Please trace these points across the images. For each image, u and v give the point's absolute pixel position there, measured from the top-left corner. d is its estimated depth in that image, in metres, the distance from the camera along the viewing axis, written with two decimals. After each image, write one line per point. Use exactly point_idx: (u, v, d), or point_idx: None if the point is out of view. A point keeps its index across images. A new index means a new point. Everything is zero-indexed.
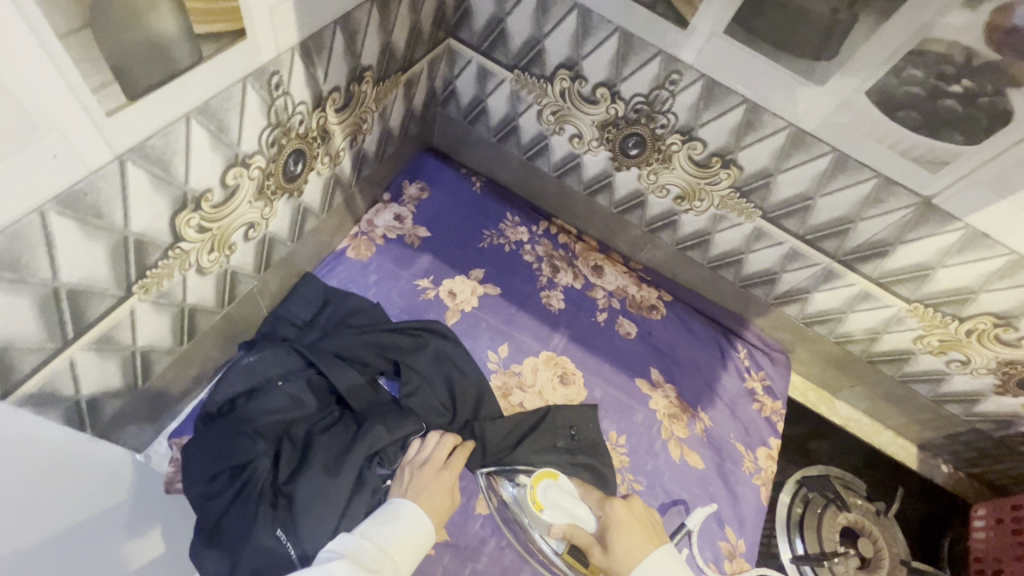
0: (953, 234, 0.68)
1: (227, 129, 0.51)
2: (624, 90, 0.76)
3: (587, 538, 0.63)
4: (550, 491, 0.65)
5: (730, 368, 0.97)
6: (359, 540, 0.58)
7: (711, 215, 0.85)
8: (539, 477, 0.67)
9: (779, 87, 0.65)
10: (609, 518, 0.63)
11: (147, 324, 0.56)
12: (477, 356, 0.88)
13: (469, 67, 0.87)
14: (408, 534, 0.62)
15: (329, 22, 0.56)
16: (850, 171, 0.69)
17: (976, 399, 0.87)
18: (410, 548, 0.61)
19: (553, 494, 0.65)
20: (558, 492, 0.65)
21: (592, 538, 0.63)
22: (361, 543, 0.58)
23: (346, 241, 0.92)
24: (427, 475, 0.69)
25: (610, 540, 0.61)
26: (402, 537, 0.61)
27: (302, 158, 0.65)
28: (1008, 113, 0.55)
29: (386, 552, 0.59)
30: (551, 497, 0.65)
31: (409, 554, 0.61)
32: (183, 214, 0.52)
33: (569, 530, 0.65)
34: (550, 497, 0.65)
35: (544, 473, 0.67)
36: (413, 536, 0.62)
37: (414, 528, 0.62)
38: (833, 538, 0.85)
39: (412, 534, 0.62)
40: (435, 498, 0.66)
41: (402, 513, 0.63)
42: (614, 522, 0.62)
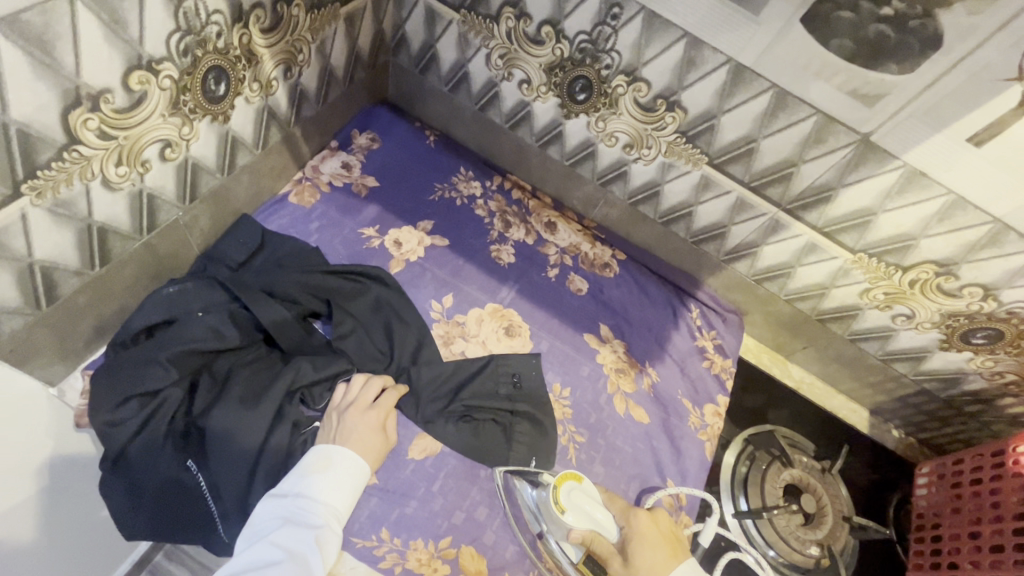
0: (891, 174, 0.67)
1: (126, 22, 0.48)
2: (568, 28, 0.75)
3: (607, 546, 0.63)
4: (573, 493, 0.65)
5: (681, 327, 0.96)
6: (297, 500, 0.57)
7: (660, 164, 0.84)
8: (562, 478, 0.66)
9: (716, 18, 0.64)
10: (634, 529, 0.63)
11: (47, 235, 0.54)
12: (420, 304, 0.86)
13: (417, 9, 0.85)
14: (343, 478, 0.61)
15: None
16: (790, 109, 0.67)
17: (923, 356, 0.86)
18: (345, 492, 0.60)
19: (577, 497, 0.64)
20: (581, 496, 0.65)
21: (613, 547, 0.63)
22: (300, 502, 0.57)
23: (289, 187, 0.89)
24: (353, 416, 0.67)
25: (633, 551, 0.61)
26: (335, 485, 0.60)
27: (225, 78, 0.63)
28: (937, 37, 0.55)
29: (328, 503, 0.58)
30: (575, 502, 0.64)
31: (345, 497, 0.60)
32: (77, 112, 0.49)
33: (589, 537, 0.63)
34: (571, 500, 0.64)
35: (568, 474, 0.66)
36: (348, 479, 0.61)
37: (346, 472, 0.61)
38: (776, 493, 0.84)
39: (346, 476, 0.61)
40: (364, 439, 0.65)
41: (334, 459, 0.61)
42: (639, 534, 0.62)
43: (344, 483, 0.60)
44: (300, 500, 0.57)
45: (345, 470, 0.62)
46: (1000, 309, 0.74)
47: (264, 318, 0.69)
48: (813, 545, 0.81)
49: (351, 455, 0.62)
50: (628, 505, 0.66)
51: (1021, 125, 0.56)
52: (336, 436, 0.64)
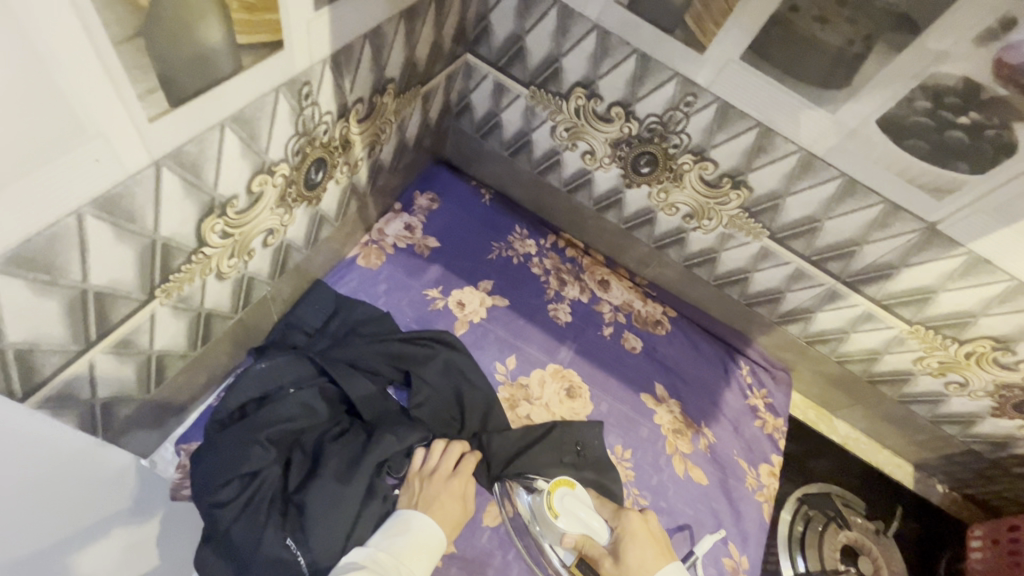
0: (956, 259, 0.70)
1: (258, 137, 0.51)
2: (639, 110, 0.78)
3: (598, 548, 0.66)
4: (566, 500, 0.66)
5: (733, 385, 0.98)
6: (376, 553, 0.59)
7: (719, 234, 0.87)
8: (555, 485, 0.67)
9: (791, 113, 0.67)
10: (625, 529, 0.66)
11: (166, 328, 0.56)
12: (485, 367, 0.88)
13: (485, 82, 0.88)
14: (419, 538, 0.63)
15: (360, 35, 0.57)
16: (858, 196, 0.70)
17: (973, 420, 0.89)
18: (423, 560, 0.62)
19: (570, 503, 0.66)
20: (575, 502, 0.66)
21: (604, 549, 0.66)
22: (377, 555, 0.59)
23: (357, 249, 0.92)
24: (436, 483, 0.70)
25: (623, 549, 0.65)
26: (414, 548, 0.62)
27: (323, 167, 0.66)
28: (1013, 146, 0.58)
29: (406, 566, 0.60)
30: (569, 508, 0.66)
31: (421, 561, 0.61)
32: (209, 219, 0.52)
33: (581, 541, 0.66)
34: (567, 507, 0.66)
35: (562, 481, 0.68)
36: (425, 543, 0.63)
37: (423, 534, 0.63)
38: (834, 555, 0.87)
39: (423, 539, 0.63)
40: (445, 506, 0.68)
41: (413, 524, 0.64)
42: (629, 533, 0.66)
43: (422, 548, 0.62)
44: (378, 555, 0.59)
45: (424, 535, 0.63)
46: None
47: (350, 393, 0.72)
48: None
49: (430, 521, 0.65)
50: (619, 509, 0.69)
51: None
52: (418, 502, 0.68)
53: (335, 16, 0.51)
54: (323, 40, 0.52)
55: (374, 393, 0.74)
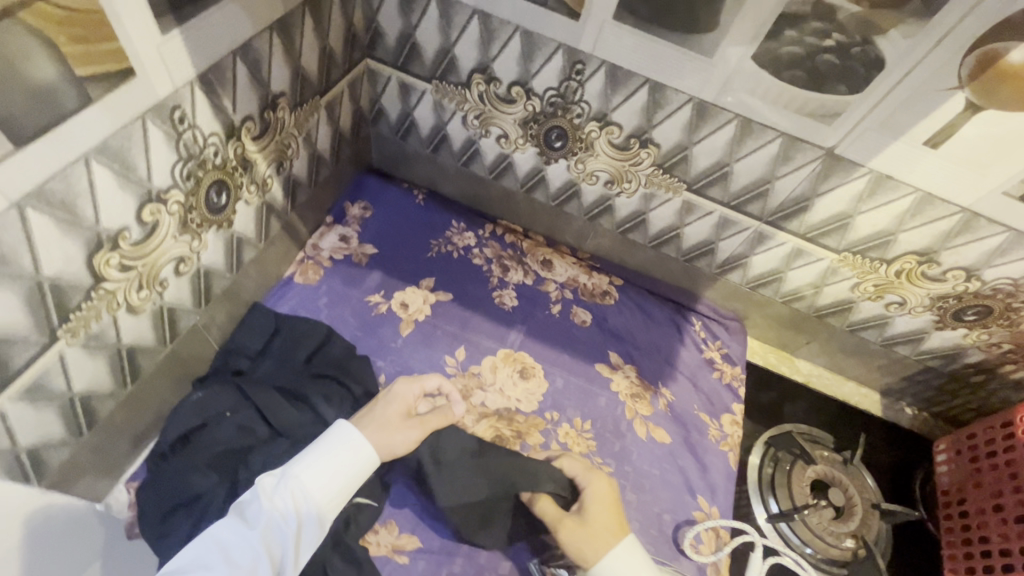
0: (861, 180, 0.71)
1: (134, 166, 0.52)
2: (536, 86, 0.79)
3: None
4: None
5: (687, 342, 0.99)
6: (259, 485, 0.58)
7: (642, 194, 0.88)
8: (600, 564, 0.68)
9: (675, 64, 0.68)
10: (591, 493, 0.70)
11: (82, 369, 0.57)
12: (435, 362, 0.89)
13: (391, 83, 0.89)
14: (335, 458, 0.61)
15: (228, 53, 0.57)
16: (756, 134, 0.72)
17: (921, 337, 0.89)
18: (320, 479, 0.60)
19: None
20: None
21: None
22: (263, 487, 0.58)
23: (293, 268, 0.92)
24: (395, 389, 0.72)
25: (587, 509, 0.69)
26: (307, 469, 0.60)
27: (224, 189, 0.66)
28: (880, 60, 0.59)
29: (299, 487, 0.59)
30: None
31: (321, 481, 0.60)
32: (101, 254, 0.52)
33: None
34: None
35: None
36: (336, 461, 0.61)
37: (338, 453, 0.61)
38: (803, 491, 0.86)
39: (339, 460, 0.61)
40: (388, 407, 0.69)
41: (328, 439, 0.62)
42: (596, 498, 0.70)
43: (333, 464, 0.61)
44: (263, 486, 0.58)
45: (340, 453, 0.62)
46: (985, 287, 0.77)
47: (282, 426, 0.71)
48: (848, 538, 0.82)
49: (352, 428, 0.64)
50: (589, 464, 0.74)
51: (971, 125, 0.61)
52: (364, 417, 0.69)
53: (190, 36, 0.52)
54: (184, 63, 0.52)
55: (317, 422, 0.73)
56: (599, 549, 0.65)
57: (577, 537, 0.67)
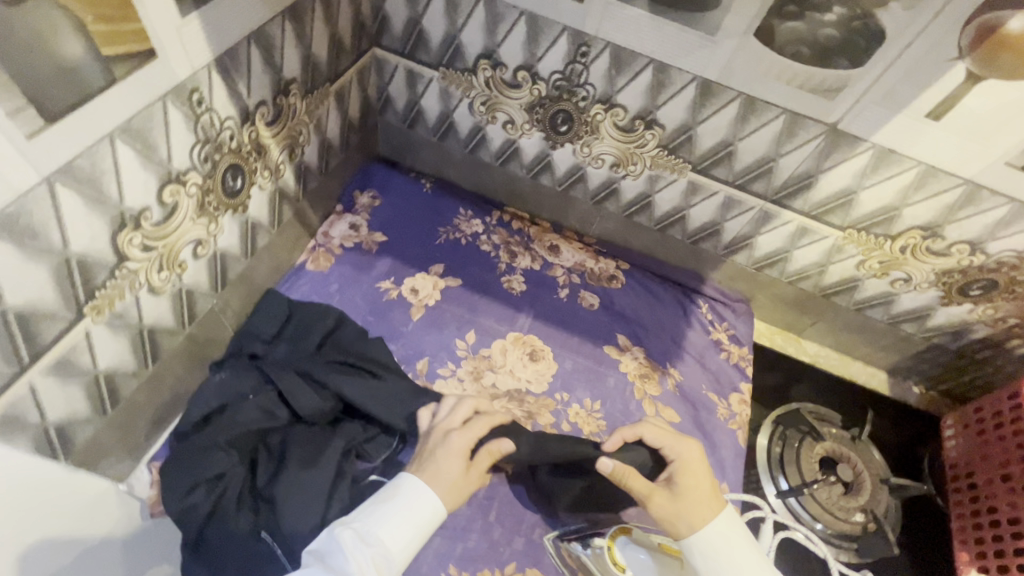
0: (864, 155, 0.72)
1: (155, 147, 0.54)
2: (542, 70, 0.80)
3: None
4: (628, 549, 0.70)
5: (694, 323, 1.00)
6: (341, 532, 0.57)
7: (647, 176, 0.89)
8: (613, 536, 0.71)
9: (678, 43, 0.70)
10: (682, 464, 0.66)
11: (107, 348, 0.59)
12: (445, 345, 0.90)
13: (398, 72, 0.91)
14: (411, 518, 0.60)
15: (243, 38, 0.59)
16: (759, 112, 0.73)
17: (927, 313, 0.90)
18: (403, 536, 0.59)
19: (632, 551, 0.70)
20: (636, 549, 0.70)
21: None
22: (344, 533, 0.57)
23: (305, 255, 0.94)
24: (450, 442, 0.66)
25: (679, 484, 0.65)
26: (393, 522, 0.59)
27: (239, 173, 0.68)
28: (880, 33, 0.60)
29: (382, 542, 0.58)
30: (631, 556, 0.69)
31: (401, 538, 0.59)
32: (124, 233, 0.54)
33: None
34: (629, 556, 0.69)
35: (619, 531, 0.71)
36: (412, 522, 0.60)
37: (415, 512, 0.60)
38: (812, 467, 0.87)
39: (414, 518, 0.60)
40: (450, 465, 0.64)
41: (401, 488, 0.62)
42: (689, 469, 0.66)
43: (411, 526, 0.59)
44: (345, 534, 0.57)
45: (413, 507, 0.60)
46: (990, 260, 0.78)
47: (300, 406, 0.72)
48: (857, 512, 0.83)
49: (420, 485, 0.62)
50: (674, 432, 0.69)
51: (973, 96, 0.62)
52: (421, 468, 0.65)
53: (208, 19, 0.53)
54: (201, 46, 0.54)
55: (332, 403, 0.75)
56: (693, 522, 0.62)
57: (671, 512, 0.63)
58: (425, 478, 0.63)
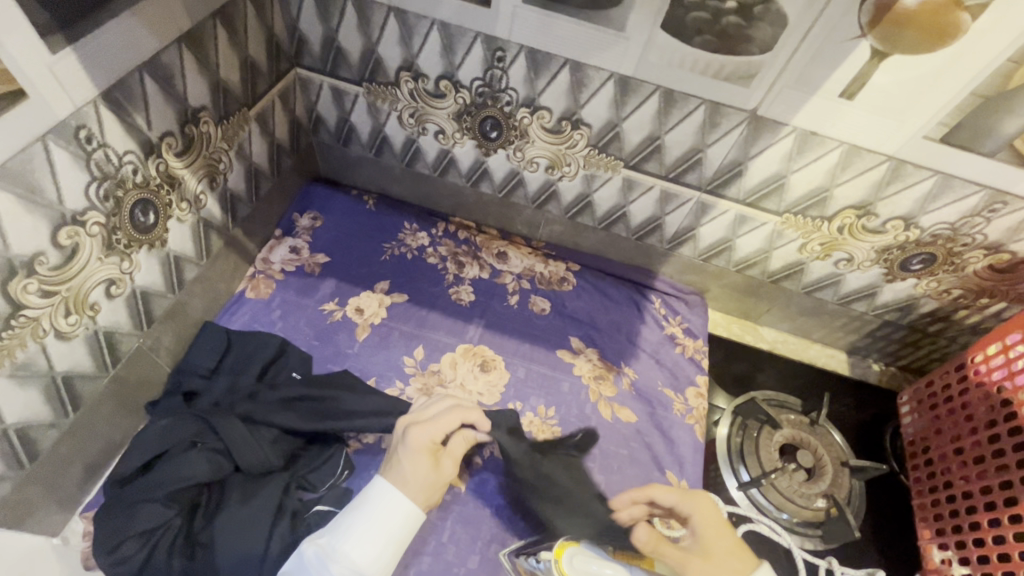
0: (788, 139, 0.72)
1: (41, 189, 0.52)
2: (463, 78, 0.79)
3: None
4: (576, 558, 0.65)
5: (647, 320, 0.99)
6: (305, 551, 0.59)
7: (583, 176, 0.88)
8: (561, 547, 0.66)
9: (590, 42, 0.69)
10: (696, 521, 0.66)
11: (14, 401, 0.56)
12: (393, 364, 0.88)
13: (323, 90, 0.89)
14: (383, 522, 0.61)
15: (134, 69, 0.57)
16: (680, 104, 0.72)
17: (874, 291, 0.90)
18: (370, 546, 0.59)
19: (581, 562, 0.65)
20: (585, 559, 0.65)
21: None
22: (310, 552, 0.59)
23: (244, 283, 0.92)
24: (411, 439, 0.67)
25: (705, 539, 0.64)
26: (360, 534, 0.60)
27: (151, 208, 0.66)
28: (782, 16, 0.60)
29: (348, 556, 0.58)
30: (579, 566, 0.65)
31: (368, 550, 0.59)
32: (15, 280, 0.52)
33: None
34: (578, 566, 0.65)
35: (566, 541, 0.67)
36: (385, 529, 0.60)
37: (383, 515, 0.61)
38: (773, 456, 0.86)
39: (382, 526, 0.60)
40: (416, 464, 0.65)
41: (372, 494, 0.62)
42: (710, 530, 0.65)
43: (383, 527, 0.60)
44: (309, 552, 0.59)
45: (385, 514, 0.61)
46: (925, 234, 0.78)
47: (233, 445, 0.70)
48: (819, 498, 0.82)
49: (389, 492, 0.62)
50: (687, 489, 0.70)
51: (880, 73, 0.61)
52: (392, 472, 0.64)
53: (86, 52, 0.51)
54: (82, 82, 0.52)
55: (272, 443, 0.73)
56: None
57: (687, 574, 0.62)
58: (394, 484, 0.63)
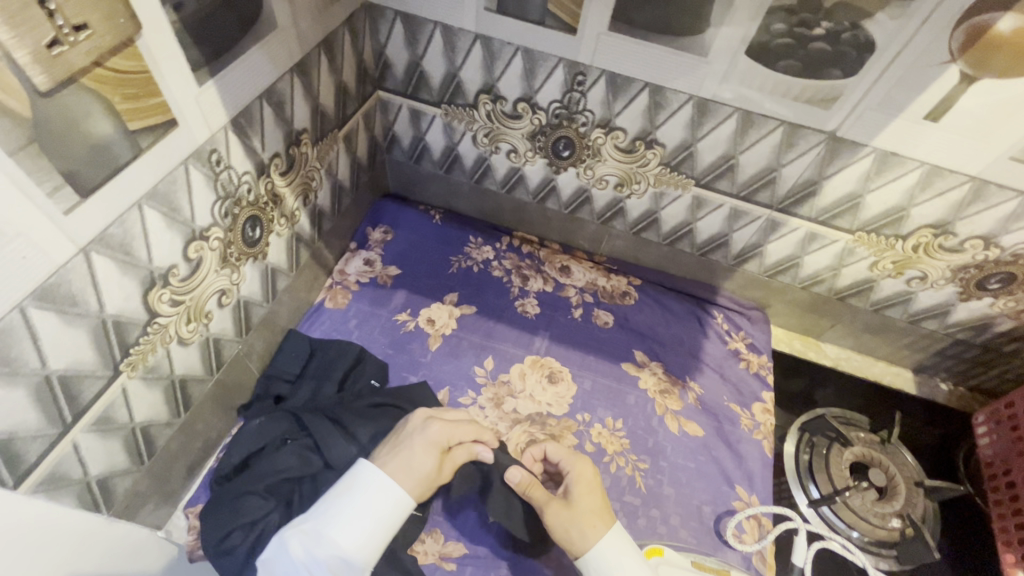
0: (866, 159, 0.73)
1: (180, 208, 0.57)
2: (541, 100, 0.83)
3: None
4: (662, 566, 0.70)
5: (710, 335, 1.00)
6: (286, 535, 0.60)
7: (651, 194, 0.90)
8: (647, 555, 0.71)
9: (672, 66, 0.71)
10: (574, 476, 0.72)
11: (142, 401, 0.61)
12: (464, 374, 0.91)
13: (402, 111, 0.94)
14: (370, 510, 0.63)
15: (256, 96, 0.62)
16: (758, 125, 0.74)
17: (947, 310, 0.89)
18: (355, 529, 0.61)
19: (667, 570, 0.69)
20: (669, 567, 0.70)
21: None
22: (292, 534, 0.60)
23: (323, 293, 0.97)
24: (426, 433, 0.70)
25: (576, 496, 0.70)
26: (344, 516, 0.61)
27: (258, 224, 0.71)
28: (870, 42, 0.62)
29: (334, 537, 0.60)
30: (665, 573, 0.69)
31: (349, 533, 0.61)
32: (154, 290, 0.57)
33: None
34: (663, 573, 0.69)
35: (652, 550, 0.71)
36: (370, 515, 0.62)
37: (370, 502, 0.63)
38: (843, 473, 0.85)
39: (370, 512, 0.62)
40: (424, 458, 0.68)
41: (358, 480, 0.65)
42: (586, 485, 0.71)
43: (371, 514, 0.62)
44: (290, 533, 0.60)
45: (370, 500, 0.63)
46: (1005, 253, 0.77)
47: (325, 449, 0.74)
48: (894, 518, 0.81)
49: (381, 481, 0.64)
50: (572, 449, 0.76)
51: (969, 96, 0.62)
52: (391, 458, 0.67)
53: (224, 84, 0.56)
54: (218, 110, 0.57)
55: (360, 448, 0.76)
56: (588, 533, 0.66)
57: (567, 519, 0.68)
58: (391, 472, 0.66)
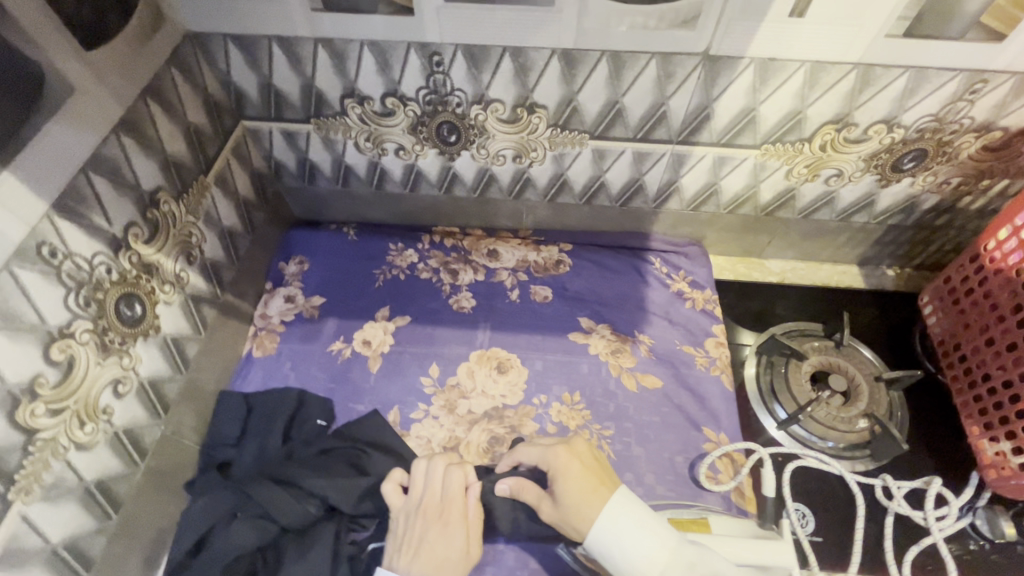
0: (748, 71, 0.69)
1: (21, 315, 0.52)
2: (407, 91, 0.77)
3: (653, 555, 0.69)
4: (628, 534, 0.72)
5: (651, 282, 0.97)
6: None
7: (552, 157, 0.86)
8: None
9: (524, 25, 0.66)
10: (555, 469, 0.67)
11: (53, 520, 0.58)
12: (412, 387, 0.88)
13: (274, 136, 0.88)
14: None
15: (78, 171, 0.57)
16: (630, 63, 0.70)
17: (873, 199, 0.87)
18: None
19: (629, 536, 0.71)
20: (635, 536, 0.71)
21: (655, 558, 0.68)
22: None
23: (249, 344, 0.92)
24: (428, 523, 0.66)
25: (560, 489, 0.65)
26: None
27: (136, 300, 0.66)
28: None
29: None
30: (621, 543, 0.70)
31: None
32: (22, 408, 0.52)
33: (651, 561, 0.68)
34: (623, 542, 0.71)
35: None
36: None
37: None
38: (804, 388, 0.84)
39: None
40: (441, 549, 0.65)
41: None
42: (564, 472, 0.66)
43: None
44: None
45: None
46: (910, 132, 0.75)
47: (271, 505, 0.71)
48: (861, 419, 0.81)
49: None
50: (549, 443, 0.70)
51: None
52: (406, 558, 0.64)
53: (26, 169, 0.51)
54: (30, 200, 0.52)
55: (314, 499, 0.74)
56: (582, 523, 0.62)
57: (561, 516, 0.64)
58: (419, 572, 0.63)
